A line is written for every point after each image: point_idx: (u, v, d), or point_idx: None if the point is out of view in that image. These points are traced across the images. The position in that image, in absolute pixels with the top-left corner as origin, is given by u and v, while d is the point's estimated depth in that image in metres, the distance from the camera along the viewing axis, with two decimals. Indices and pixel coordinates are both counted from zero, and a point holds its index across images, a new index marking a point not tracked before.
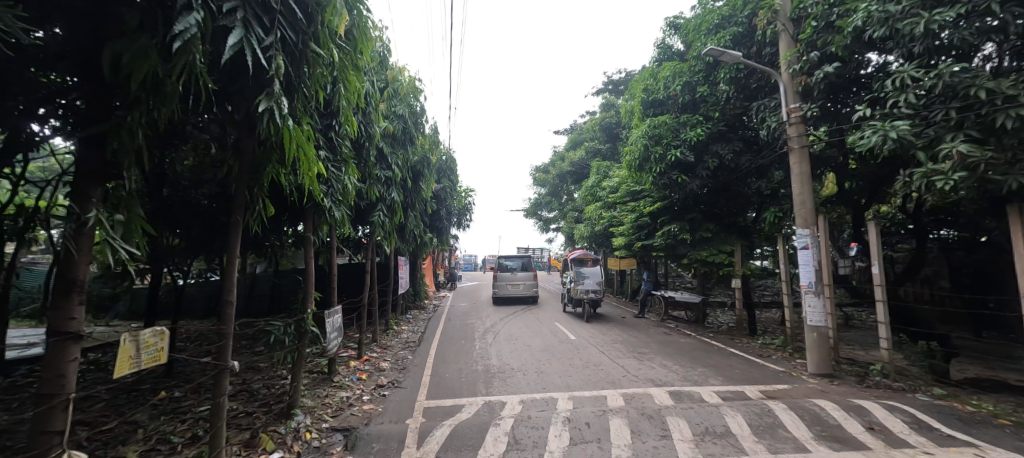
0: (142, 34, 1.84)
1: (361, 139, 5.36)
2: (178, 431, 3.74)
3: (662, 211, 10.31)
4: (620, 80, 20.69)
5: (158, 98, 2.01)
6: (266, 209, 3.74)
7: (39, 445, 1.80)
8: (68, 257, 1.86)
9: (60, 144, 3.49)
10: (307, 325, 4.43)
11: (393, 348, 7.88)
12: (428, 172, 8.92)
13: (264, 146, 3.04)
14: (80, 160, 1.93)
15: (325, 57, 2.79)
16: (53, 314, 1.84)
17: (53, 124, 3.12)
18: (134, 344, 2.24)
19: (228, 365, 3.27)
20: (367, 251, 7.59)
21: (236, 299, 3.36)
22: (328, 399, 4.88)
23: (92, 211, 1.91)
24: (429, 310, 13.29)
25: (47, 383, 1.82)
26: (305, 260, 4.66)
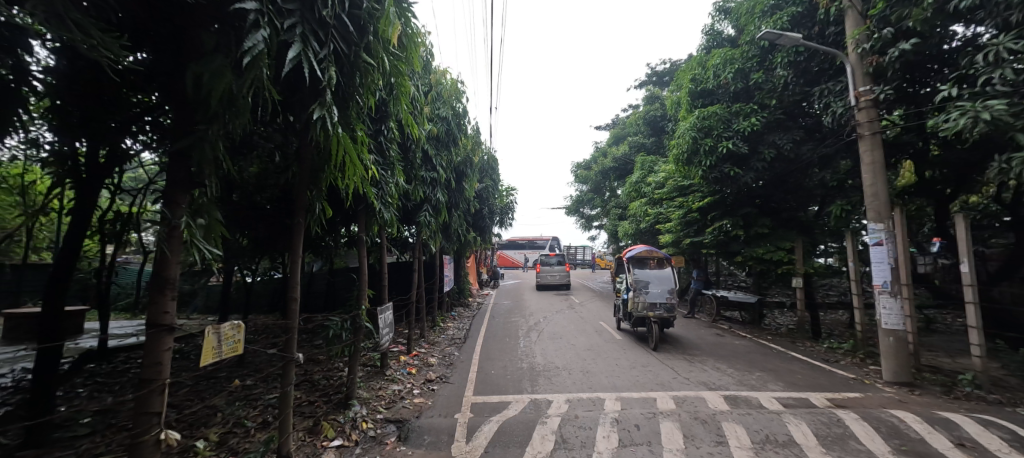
0: (218, 55, 2.01)
1: (408, 142, 5.56)
2: (250, 416, 4.07)
3: (712, 207, 9.82)
4: (664, 71, 19.94)
5: (232, 112, 2.20)
6: (324, 211, 3.98)
7: (141, 425, 2.03)
8: (162, 258, 2.08)
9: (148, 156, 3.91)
10: (362, 321, 4.68)
11: (440, 344, 8.10)
12: (470, 172, 9.07)
13: (321, 152, 3.24)
14: (169, 170, 2.14)
15: (377, 66, 2.93)
16: (150, 309, 2.06)
17: (142, 138, 3.48)
18: (216, 336, 2.47)
19: (294, 358, 3.52)
20: (414, 250, 7.86)
21: (299, 296, 3.61)
22: (381, 392, 5.11)
23: (181, 217, 2.12)
24: (473, 308, 13.52)
25: (147, 369, 2.05)
26: (358, 259, 4.90)
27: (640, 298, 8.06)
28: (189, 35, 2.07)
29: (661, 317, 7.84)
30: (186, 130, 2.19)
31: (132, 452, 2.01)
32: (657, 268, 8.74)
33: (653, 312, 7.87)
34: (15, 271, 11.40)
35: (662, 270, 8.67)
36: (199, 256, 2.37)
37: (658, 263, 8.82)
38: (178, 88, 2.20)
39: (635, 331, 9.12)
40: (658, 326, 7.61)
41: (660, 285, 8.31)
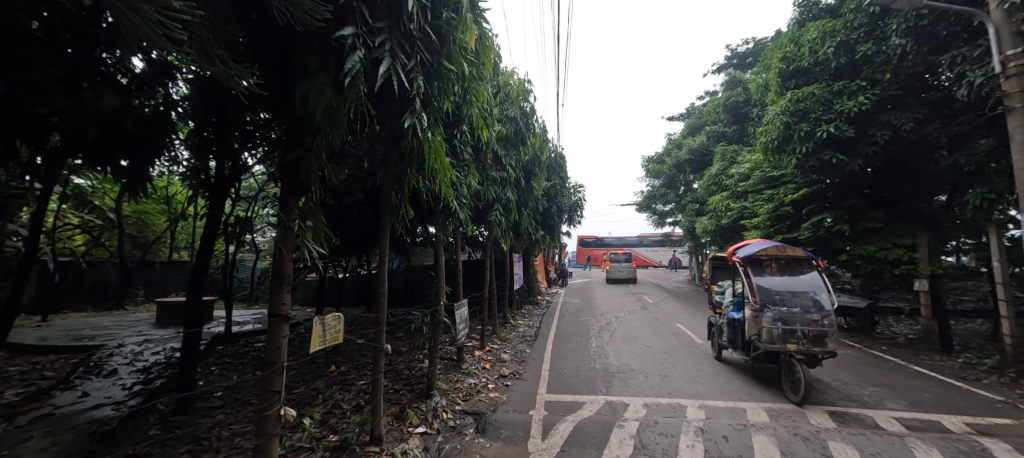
0: (321, 75, 2.24)
1: (478, 144, 5.73)
2: (346, 399, 4.49)
3: (809, 199, 8.77)
4: (747, 52, 18.25)
5: (333, 125, 2.42)
6: (407, 213, 4.25)
7: (266, 400, 2.34)
8: (279, 256, 2.37)
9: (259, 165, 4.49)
10: (440, 316, 4.92)
11: (511, 341, 8.24)
12: (538, 171, 9.12)
13: (405, 157, 3.47)
14: (283, 179, 2.44)
15: (456, 71, 3.06)
16: (271, 300, 2.36)
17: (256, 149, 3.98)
18: (322, 325, 2.76)
19: (383, 348, 3.81)
20: (486, 249, 8.06)
21: (387, 291, 3.88)
22: (458, 384, 5.33)
23: (294, 221, 2.41)
24: (543, 306, 13.56)
25: (270, 352, 2.35)
26: (436, 257, 5.15)
27: (765, 322, 5.01)
28: (296, 59, 2.32)
29: (808, 354, 4.77)
30: (295, 143, 2.47)
31: (259, 424, 2.33)
32: (786, 272, 5.60)
33: (793, 344, 4.82)
34: (164, 267, 13.81)
35: (797, 274, 5.53)
36: (308, 253, 2.67)
37: (788, 263, 5.67)
38: (289, 107, 2.47)
39: (748, 367, 6.19)
40: (804, 367, 4.63)
41: (798, 298, 5.24)
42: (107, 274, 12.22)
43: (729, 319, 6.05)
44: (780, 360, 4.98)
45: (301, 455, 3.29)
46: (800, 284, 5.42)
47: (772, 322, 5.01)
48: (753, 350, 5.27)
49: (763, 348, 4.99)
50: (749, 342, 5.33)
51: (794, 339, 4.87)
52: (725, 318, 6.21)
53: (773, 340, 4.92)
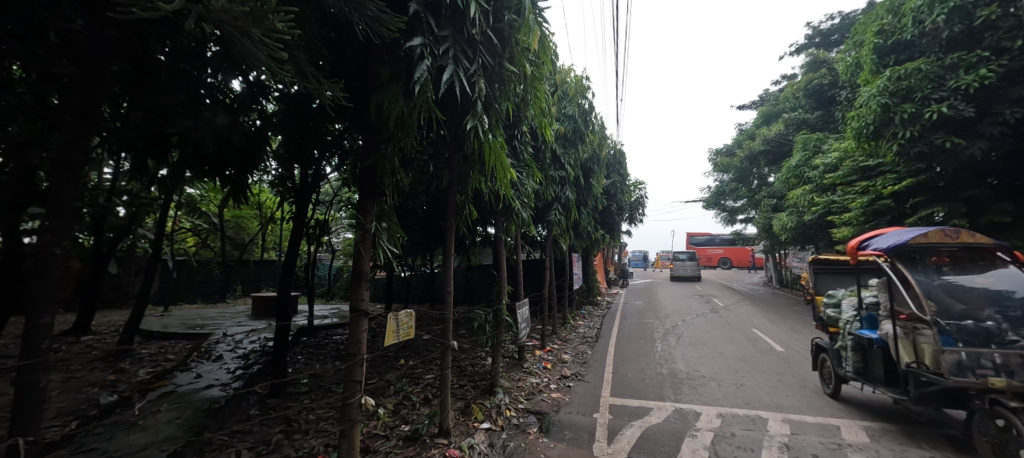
0: (393, 84, 2.35)
1: (537, 145, 5.72)
2: (415, 392, 4.71)
3: (914, 190, 7.67)
4: (831, 28, 16.44)
5: (404, 132, 2.54)
6: (470, 214, 4.36)
7: (349, 389, 2.52)
8: (359, 255, 2.55)
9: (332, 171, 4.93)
10: (503, 314, 4.99)
11: (572, 342, 8.13)
12: (598, 169, 8.92)
13: (469, 159, 3.56)
14: (360, 183, 2.60)
15: (518, 73, 3.09)
16: (353, 297, 2.53)
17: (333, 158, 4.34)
18: (395, 321, 2.92)
19: (450, 345, 3.93)
20: (546, 248, 8.04)
21: (453, 289, 4.01)
22: (520, 383, 5.35)
23: (371, 223, 2.57)
24: (603, 307, 13.24)
25: (352, 344, 2.53)
26: (497, 257, 5.23)
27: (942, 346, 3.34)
28: (370, 71, 2.47)
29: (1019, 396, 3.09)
30: (370, 150, 2.63)
31: (344, 410, 2.52)
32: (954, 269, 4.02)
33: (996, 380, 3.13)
34: (257, 267, 15.52)
35: (973, 274, 3.94)
36: (382, 252, 2.83)
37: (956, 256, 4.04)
38: (363, 116, 2.63)
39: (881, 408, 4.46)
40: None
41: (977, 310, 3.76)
42: (212, 272, 13.99)
43: (856, 341, 4.32)
44: (967, 402, 3.31)
45: (377, 442, 3.50)
46: (980, 285, 3.88)
47: (947, 345, 3.46)
48: (913, 387, 3.55)
49: (939, 385, 3.30)
50: (906, 373, 3.64)
51: (990, 369, 3.22)
52: (848, 339, 4.45)
53: (957, 372, 3.25)
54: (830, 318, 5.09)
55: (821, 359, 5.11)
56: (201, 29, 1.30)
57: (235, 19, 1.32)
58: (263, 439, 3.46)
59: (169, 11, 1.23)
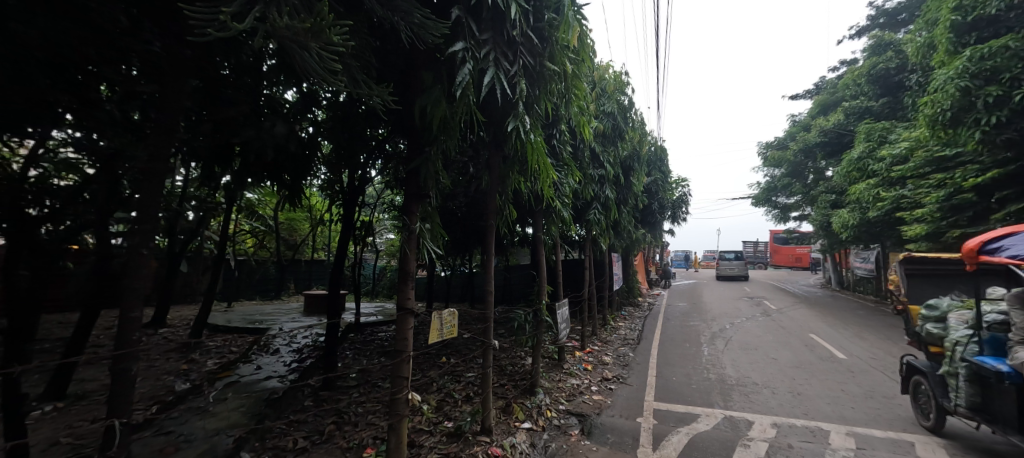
0: (436, 88, 2.41)
1: (576, 143, 5.65)
2: (457, 389, 4.80)
3: (1002, 182, 6.87)
4: (897, 7, 15.05)
5: (447, 134, 2.60)
6: (510, 214, 4.39)
7: (397, 385, 2.62)
8: (404, 255, 2.63)
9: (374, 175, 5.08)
10: (543, 315, 4.97)
11: (613, 343, 7.96)
12: (638, 167, 8.69)
13: (509, 159, 3.59)
14: (406, 185, 2.70)
15: (558, 72, 3.08)
16: (399, 295, 2.63)
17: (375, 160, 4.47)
18: (439, 319, 2.99)
19: (490, 344, 3.97)
20: (585, 248, 7.93)
21: (493, 289, 4.04)
22: (561, 384, 5.31)
23: (415, 223, 2.66)
24: (644, 308, 12.85)
25: (399, 341, 2.62)
26: (537, 257, 5.21)
27: None
28: (413, 75, 2.54)
29: None
30: (413, 153, 2.71)
31: (392, 405, 2.61)
32: None
33: None
34: (308, 266, 16.45)
35: None
36: (426, 251, 2.92)
37: None
38: (408, 119, 2.71)
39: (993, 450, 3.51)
40: None
41: None
42: (269, 271, 14.98)
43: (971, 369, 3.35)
44: None
45: (422, 437, 3.60)
46: None
47: None
48: None
49: None
50: None
51: None
52: (960, 365, 3.46)
53: None
54: (930, 334, 4.01)
55: (913, 383, 4.14)
56: (266, 44, 1.39)
57: (295, 33, 1.41)
58: (317, 429, 3.66)
59: (238, 29, 1.32)
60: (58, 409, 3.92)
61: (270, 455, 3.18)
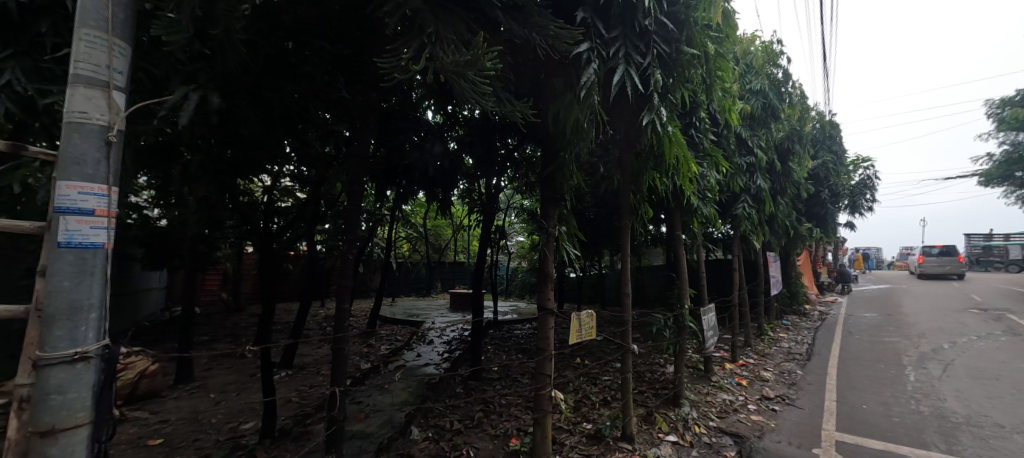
0: (568, 94, 2.45)
1: (719, 130, 5.06)
2: (594, 391, 4.73)
3: None
4: None
5: (580, 137, 2.61)
6: (646, 213, 4.17)
7: (540, 382, 2.73)
8: (544, 257, 2.76)
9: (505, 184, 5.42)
10: (686, 321, 4.57)
11: (773, 357, 6.85)
12: (799, 149, 7.34)
13: (642, 155, 3.43)
14: (542, 192, 2.81)
15: (696, 55, 2.81)
16: (540, 296, 2.74)
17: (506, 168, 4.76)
18: (578, 320, 3.02)
19: (630, 348, 3.81)
20: (733, 247, 7.03)
21: (630, 291, 3.88)
22: (709, 398, 4.80)
23: (553, 227, 2.75)
24: (813, 318, 10.74)
25: (541, 340, 2.73)
26: (676, 257, 4.83)
27: None
28: (544, 84, 2.63)
29: None
30: (548, 159, 2.79)
31: (537, 400, 2.74)
32: None
33: None
34: (451, 267, 18.40)
35: None
36: (565, 254, 2.99)
37: None
38: (541, 127, 2.81)
39: None
40: None
41: None
42: (421, 271, 17.22)
43: None
44: None
45: (562, 435, 3.66)
46: None
47: None
48: None
49: None
50: None
51: None
52: None
53: None
54: None
55: None
56: (435, 78, 1.65)
57: (456, 64, 1.63)
58: (468, 415, 4.05)
59: (415, 69, 1.59)
60: (290, 375, 5.22)
61: (433, 432, 3.64)
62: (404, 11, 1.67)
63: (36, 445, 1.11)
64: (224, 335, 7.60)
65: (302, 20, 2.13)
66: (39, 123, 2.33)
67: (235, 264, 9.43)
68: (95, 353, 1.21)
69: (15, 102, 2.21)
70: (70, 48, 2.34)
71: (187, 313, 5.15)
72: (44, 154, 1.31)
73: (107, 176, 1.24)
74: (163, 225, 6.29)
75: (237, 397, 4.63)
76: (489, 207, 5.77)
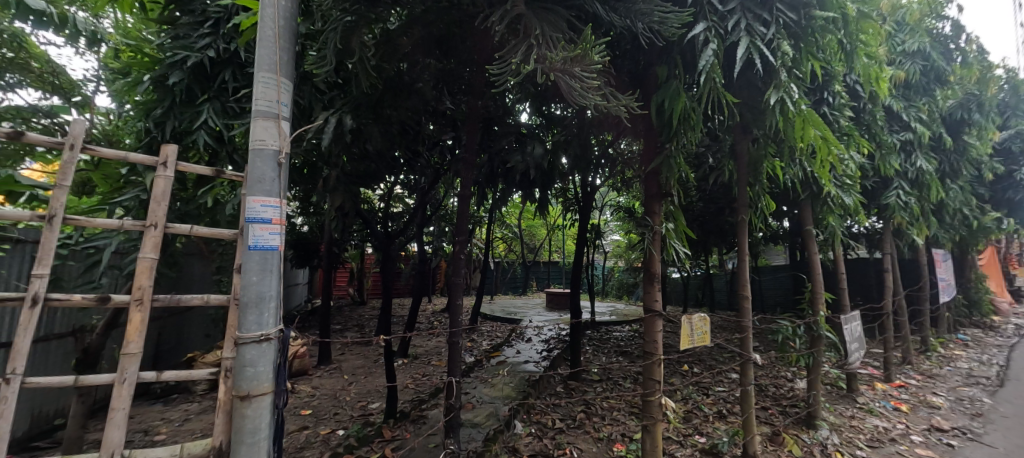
0: (675, 80, 2.29)
1: (860, 105, 4.26)
2: (706, 403, 4.34)
3: None
4: None
5: (690, 127, 2.40)
6: (767, 206, 3.70)
7: (648, 386, 2.59)
8: (649, 257, 2.62)
9: (600, 181, 5.29)
10: (821, 330, 3.92)
11: (946, 380, 5.53)
12: (980, 118, 5.82)
13: (762, 140, 3.05)
14: (646, 188, 2.68)
15: (834, 18, 2.40)
16: (646, 297, 2.61)
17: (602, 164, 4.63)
18: (689, 324, 2.80)
19: (751, 357, 3.37)
20: (882, 243, 5.86)
21: (750, 293, 3.44)
22: (855, 423, 4.06)
23: (660, 224, 2.60)
24: (1007, 333, 8.40)
25: (648, 344, 2.59)
26: (807, 256, 4.19)
27: None
28: (648, 72, 2.49)
29: None
30: (652, 152, 2.64)
31: (645, 406, 2.60)
32: None
33: None
34: (546, 266, 18.58)
35: None
36: (673, 253, 2.80)
37: None
38: (644, 118, 2.67)
39: None
40: None
41: None
42: (516, 271, 17.71)
43: None
44: None
45: (672, 446, 3.43)
46: None
47: None
48: None
49: None
50: None
51: None
52: None
53: None
54: None
55: None
56: (543, 79, 1.69)
57: (564, 62, 1.64)
58: (570, 415, 4.03)
59: (523, 73, 1.66)
60: (406, 364, 5.79)
61: (536, 428, 3.71)
62: (510, 17, 1.75)
63: (239, 405, 1.41)
64: (353, 325, 8.74)
65: (416, 41, 2.37)
66: (225, 151, 2.94)
67: (359, 264, 10.81)
68: (274, 334, 1.48)
69: (210, 135, 2.83)
70: (245, 90, 2.93)
71: (325, 305, 6.05)
72: (237, 175, 1.66)
73: (280, 191, 1.51)
74: (306, 231, 7.49)
75: (365, 380, 5.29)
76: (585, 205, 5.69)
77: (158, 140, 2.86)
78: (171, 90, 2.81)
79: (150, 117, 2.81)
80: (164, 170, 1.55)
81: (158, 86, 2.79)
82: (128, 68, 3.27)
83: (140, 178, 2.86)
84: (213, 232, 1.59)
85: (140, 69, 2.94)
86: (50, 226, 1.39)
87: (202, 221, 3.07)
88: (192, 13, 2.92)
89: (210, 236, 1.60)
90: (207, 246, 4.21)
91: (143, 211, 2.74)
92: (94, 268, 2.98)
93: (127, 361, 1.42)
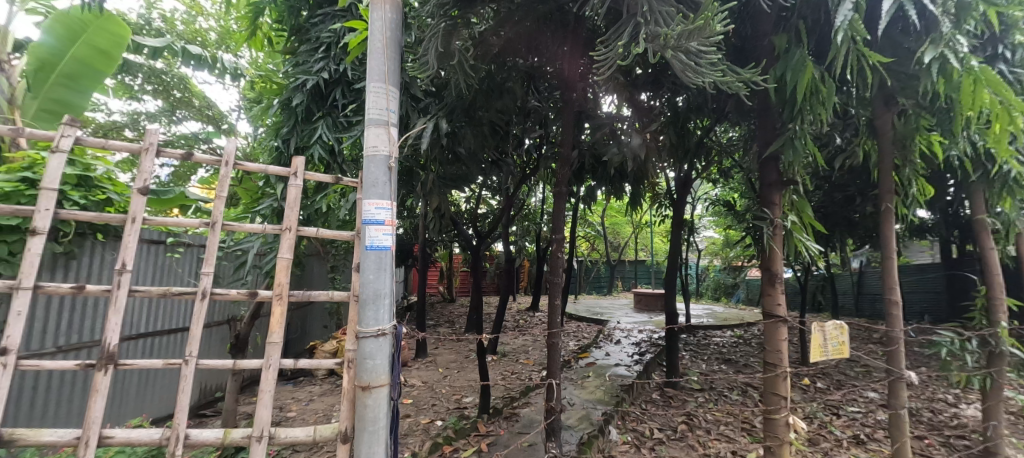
0: (800, 48, 1.97)
1: None
2: (837, 424, 3.72)
3: None
4: None
5: (819, 101, 2.03)
6: (921, 191, 3.03)
7: (773, 403, 2.27)
8: (770, 255, 2.31)
9: (697, 172, 4.87)
10: (1007, 346, 3.06)
11: None
12: None
13: (912, 112, 2.52)
14: (763, 176, 2.37)
15: None
16: (767, 300, 2.31)
17: (699, 154, 4.26)
18: (821, 334, 2.40)
19: (904, 376, 2.72)
20: None
21: (901, 298, 2.83)
22: None
23: (782, 216, 2.26)
24: None
25: (771, 353, 2.27)
26: (980, 252, 3.36)
27: None
28: (763, 44, 2.20)
29: None
30: (772, 135, 2.31)
31: (767, 423, 2.29)
32: None
33: None
34: (632, 265, 17.86)
35: None
36: (801, 249, 2.42)
37: None
38: (760, 96, 2.35)
39: None
40: None
41: None
42: (601, 270, 17.29)
43: None
44: None
45: None
46: None
47: None
48: None
49: None
50: None
51: None
52: None
53: None
54: None
55: None
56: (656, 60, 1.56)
57: (681, 37, 1.52)
58: (670, 425, 3.75)
59: (634, 54, 1.55)
60: (496, 361, 5.94)
61: (633, 436, 3.52)
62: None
63: (362, 395, 1.53)
64: (445, 321, 9.26)
65: (508, 39, 2.38)
66: (336, 162, 3.27)
67: (449, 263, 11.46)
68: (389, 329, 1.57)
69: (324, 149, 3.15)
70: (352, 105, 3.23)
71: (421, 301, 6.49)
72: (353, 182, 1.79)
73: (392, 194, 1.60)
74: (402, 233, 8.13)
75: (458, 374, 5.53)
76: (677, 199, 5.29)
77: (285, 155, 3.29)
78: (294, 111, 3.20)
79: (279, 136, 3.24)
80: (295, 179, 1.73)
81: (285, 109, 3.22)
82: (261, 96, 3.84)
83: (273, 190, 3.30)
84: (336, 234, 1.73)
85: (270, 95, 3.41)
86: (212, 231, 1.63)
87: (320, 225, 3.45)
88: (308, 41, 3.30)
89: (334, 238, 1.75)
90: (324, 248, 4.77)
91: (276, 218, 3.15)
92: (242, 267, 3.52)
93: (272, 349, 1.61)
